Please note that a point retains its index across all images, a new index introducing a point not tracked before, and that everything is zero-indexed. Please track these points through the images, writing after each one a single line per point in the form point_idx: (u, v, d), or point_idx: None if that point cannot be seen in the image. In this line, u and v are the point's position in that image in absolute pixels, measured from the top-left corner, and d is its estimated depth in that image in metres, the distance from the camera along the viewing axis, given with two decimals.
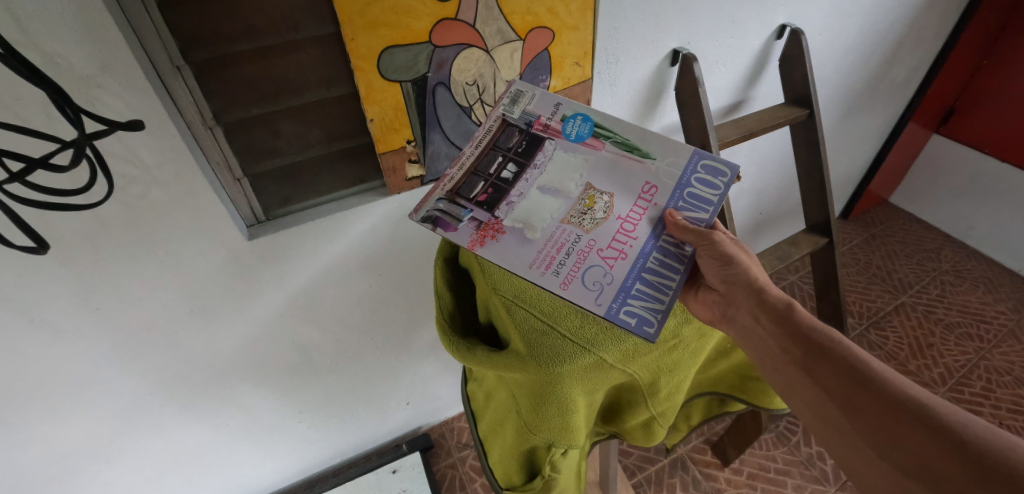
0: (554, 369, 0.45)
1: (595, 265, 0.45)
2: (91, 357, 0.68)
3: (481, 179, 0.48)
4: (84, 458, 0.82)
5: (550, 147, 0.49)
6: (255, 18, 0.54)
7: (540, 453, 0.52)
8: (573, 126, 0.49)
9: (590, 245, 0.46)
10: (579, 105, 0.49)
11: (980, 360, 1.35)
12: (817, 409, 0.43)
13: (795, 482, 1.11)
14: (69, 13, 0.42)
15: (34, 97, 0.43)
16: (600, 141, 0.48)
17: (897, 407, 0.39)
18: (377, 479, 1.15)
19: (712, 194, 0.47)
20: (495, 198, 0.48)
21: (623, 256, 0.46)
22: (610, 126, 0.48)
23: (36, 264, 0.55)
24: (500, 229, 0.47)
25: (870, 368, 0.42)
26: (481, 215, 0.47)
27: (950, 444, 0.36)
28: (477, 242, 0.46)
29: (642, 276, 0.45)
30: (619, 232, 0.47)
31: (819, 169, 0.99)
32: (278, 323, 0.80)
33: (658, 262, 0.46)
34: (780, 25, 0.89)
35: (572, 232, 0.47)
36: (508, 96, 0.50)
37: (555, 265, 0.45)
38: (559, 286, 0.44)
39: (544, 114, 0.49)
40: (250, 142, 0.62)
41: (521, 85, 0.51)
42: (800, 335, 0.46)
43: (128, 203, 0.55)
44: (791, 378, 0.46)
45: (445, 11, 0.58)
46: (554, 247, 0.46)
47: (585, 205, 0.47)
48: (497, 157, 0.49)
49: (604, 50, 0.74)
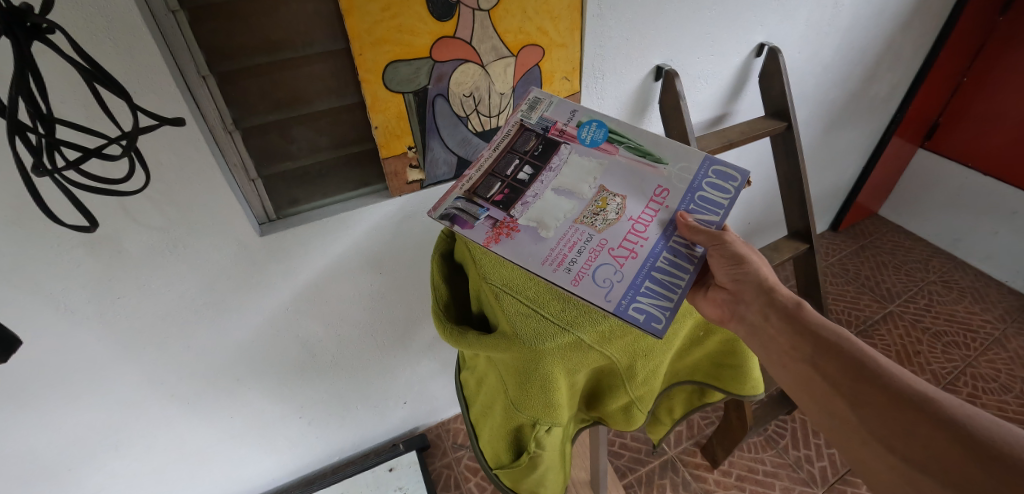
0: (535, 348, 0.50)
1: (606, 263, 0.49)
2: (107, 345, 0.73)
3: (499, 181, 0.54)
4: (95, 445, 0.86)
5: (565, 151, 0.54)
6: (272, 35, 0.60)
7: (526, 431, 0.56)
8: (588, 131, 0.55)
9: (601, 244, 0.50)
10: (594, 113, 0.55)
11: (966, 367, 1.39)
12: (824, 404, 0.47)
13: (783, 483, 1.14)
14: (111, 26, 0.48)
15: (78, 99, 0.49)
16: (614, 146, 0.54)
17: (903, 400, 0.43)
18: (374, 477, 1.17)
19: (723, 197, 0.51)
20: (512, 198, 0.53)
21: (633, 255, 0.49)
22: (624, 132, 0.54)
23: (66, 251, 0.60)
24: (514, 227, 0.51)
25: (879, 364, 0.46)
26: (498, 214, 0.52)
27: (954, 435, 0.40)
28: (492, 239, 0.50)
29: (651, 275, 0.49)
30: (630, 233, 0.50)
31: (798, 178, 1.04)
32: (282, 318, 0.85)
33: (668, 262, 0.49)
34: (759, 44, 0.96)
35: (584, 231, 0.51)
36: (526, 104, 0.57)
37: (567, 263, 0.49)
38: (571, 282, 0.48)
39: (560, 120, 0.56)
40: (265, 147, 0.68)
41: (538, 95, 0.58)
42: (807, 332, 0.50)
43: (153, 197, 0.61)
44: (800, 374, 0.50)
45: (444, 30, 0.64)
46: (566, 245, 0.50)
47: (598, 206, 0.51)
48: (514, 159, 0.55)
49: (592, 66, 0.80)
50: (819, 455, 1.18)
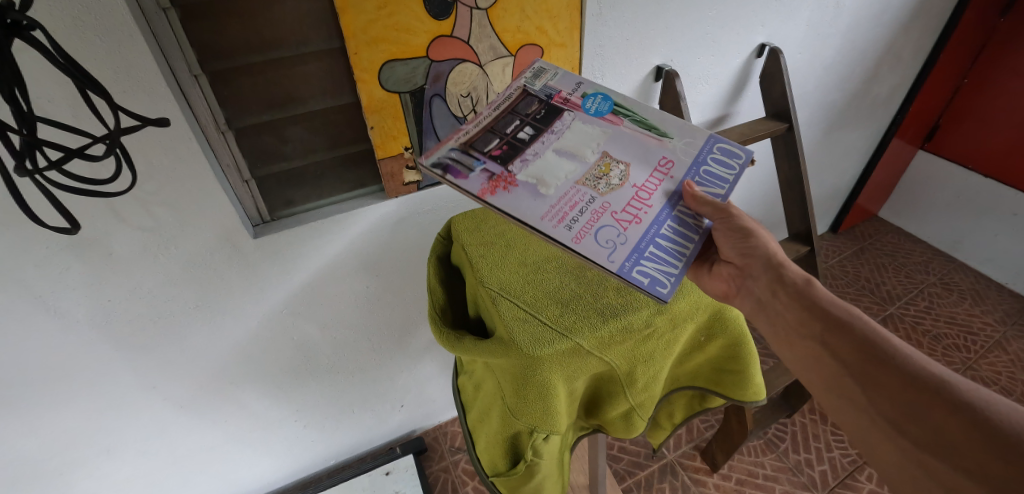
0: (531, 353, 0.48)
1: (608, 226, 0.46)
2: (98, 348, 0.72)
3: (498, 137, 0.52)
4: (87, 450, 0.85)
5: (569, 117, 0.54)
6: (266, 33, 0.59)
7: (523, 439, 0.55)
8: (593, 103, 0.55)
9: (604, 207, 0.48)
10: (600, 88, 0.56)
11: (966, 370, 1.38)
12: (832, 384, 0.46)
13: (783, 488, 1.13)
14: (100, 24, 0.47)
15: (63, 96, 0.48)
16: (619, 118, 0.54)
17: (916, 382, 0.42)
18: (370, 481, 1.16)
19: (727, 174, 0.50)
20: (511, 154, 0.51)
21: (636, 221, 0.47)
22: (629, 107, 0.54)
23: (55, 254, 0.59)
24: (512, 183, 0.49)
25: (891, 345, 0.44)
26: (494, 168, 0.50)
27: (967, 418, 0.39)
28: (488, 191, 0.48)
29: (656, 241, 0.46)
30: (634, 198, 0.48)
31: (799, 180, 1.03)
32: (276, 320, 0.84)
33: (672, 230, 0.47)
34: (760, 44, 0.95)
35: (586, 193, 0.48)
36: (531, 72, 0.58)
37: (567, 221, 0.46)
38: (572, 239, 0.45)
39: (565, 90, 0.56)
40: (258, 147, 0.67)
41: (544, 66, 0.60)
42: (817, 309, 0.49)
43: (142, 198, 0.59)
44: (808, 353, 0.48)
45: (441, 29, 0.63)
46: (567, 205, 0.47)
47: (601, 170, 0.50)
48: (515, 120, 0.54)
49: (591, 65, 0.78)
50: (819, 459, 1.17)
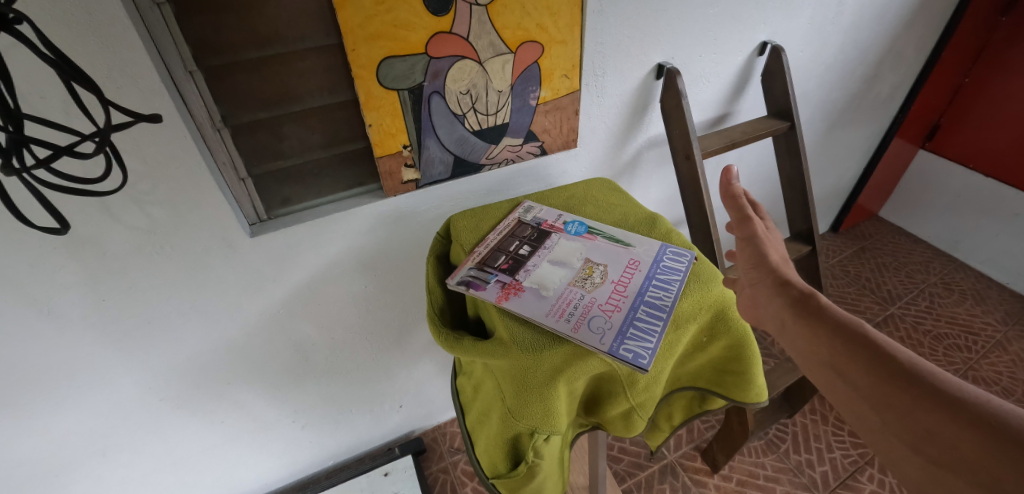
0: (530, 355, 0.50)
1: (597, 315, 0.52)
2: (93, 348, 0.71)
3: (503, 255, 0.61)
4: (82, 451, 0.84)
5: (555, 238, 0.64)
6: (263, 29, 0.58)
7: (523, 441, 0.53)
8: (572, 227, 0.66)
9: (591, 302, 0.54)
10: (575, 217, 0.68)
11: (968, 371, 1.37)
12: (851, 406, 0.48)
13: (784, 489, 1.12)
14: (93, 19, 0.46)
15: (55, 94, 0.47)
16: (594, 236, 0.64)
17: (927, 399, 0.43)
18: (368, 482, 1.15)
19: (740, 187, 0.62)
20: (514, 266, 0.59)
21: (618, 308, 0.53)
22: (601, 228, 0.66)
23: (48, 253, 0.58)
24: (520, 289, 0.56)
25: (895, 358, 0.46)
26: (505, 278, 0.58)
27: (982, 433, 0.39)
28: (503, 296, 0.55)
29: (635, 322, 0.52)
30: (614, 292, 0.56)
31: (801, 179, 1.03)
32: (274, 320, 0.83)
33: (646, 311, 0.53)
34: (762, 42, 0.94)
35: (577, 292, 0.56)
36: (521, 209, 0.70)
37: (567, 314, 0.52)
38: (571, 329, 0.51)
39: (550, 219, 0.68)
40: (255, 145, 0.66)
41: (530, 205, 0.71)
42: (825, 332, 0.51)
43: (136, 196, 0.59)
44: (824, 375, 0.50)
45: (440, 25, 0.62)
46: (563, 303, 0.54)
47: (585, 273, 0.58)
48: (514, 241, 0.64)
49: (592, 63, 0.78)
50: (820, 460, 1.17)
